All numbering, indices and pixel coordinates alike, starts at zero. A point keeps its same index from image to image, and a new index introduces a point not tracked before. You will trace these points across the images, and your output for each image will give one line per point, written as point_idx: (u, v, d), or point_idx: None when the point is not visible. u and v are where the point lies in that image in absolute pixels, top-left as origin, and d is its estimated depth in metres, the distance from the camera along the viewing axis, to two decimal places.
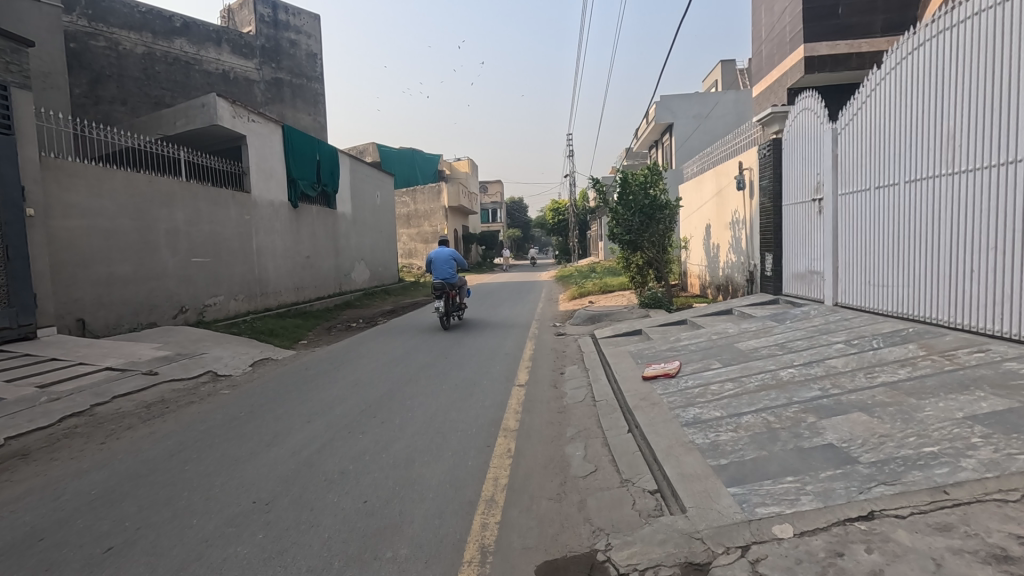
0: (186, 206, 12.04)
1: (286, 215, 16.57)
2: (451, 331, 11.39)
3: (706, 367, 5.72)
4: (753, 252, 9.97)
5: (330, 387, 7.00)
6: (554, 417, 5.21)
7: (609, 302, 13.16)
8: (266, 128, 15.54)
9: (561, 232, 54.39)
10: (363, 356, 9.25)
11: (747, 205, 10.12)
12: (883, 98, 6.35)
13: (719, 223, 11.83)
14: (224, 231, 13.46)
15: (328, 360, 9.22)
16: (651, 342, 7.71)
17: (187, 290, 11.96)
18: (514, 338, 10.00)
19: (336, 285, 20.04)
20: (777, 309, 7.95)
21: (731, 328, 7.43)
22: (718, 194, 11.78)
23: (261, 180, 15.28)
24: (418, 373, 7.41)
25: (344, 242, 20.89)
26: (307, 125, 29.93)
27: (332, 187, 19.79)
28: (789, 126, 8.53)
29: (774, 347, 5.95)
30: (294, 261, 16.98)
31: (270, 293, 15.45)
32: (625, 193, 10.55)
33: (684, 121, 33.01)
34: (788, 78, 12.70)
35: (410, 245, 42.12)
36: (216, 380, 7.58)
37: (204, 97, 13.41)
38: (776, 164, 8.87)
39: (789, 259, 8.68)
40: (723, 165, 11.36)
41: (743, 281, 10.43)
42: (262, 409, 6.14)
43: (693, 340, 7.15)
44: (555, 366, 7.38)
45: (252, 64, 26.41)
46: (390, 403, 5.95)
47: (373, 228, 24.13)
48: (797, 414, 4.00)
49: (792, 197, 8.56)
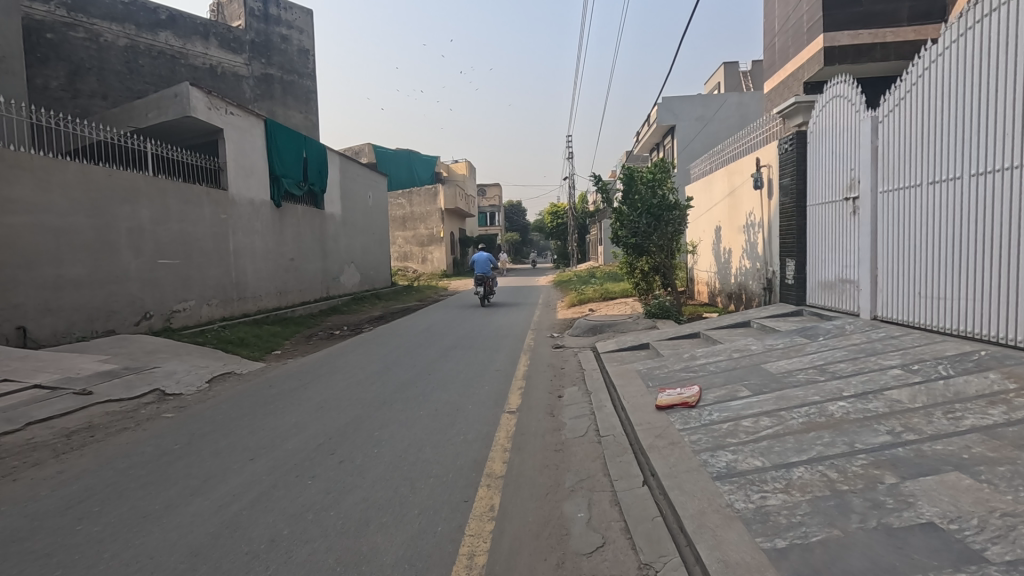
0: (152, 203, 11.08)
1: (267, 214, 15.62)
2: (439, 341, 10.45)
3: (732, 396, 4.76)
4: (770, 259, 9.05)
5: (290, 410, 6.05)
6: (549, 458, 4.25)
7: (611, 310, 12.21)
8: (247, 122, 14.60)
9: (559, 236, 53.53)
10: (338, 369, 8.30)
11: (764, 206, 9.19)
12: (934, 82, 5.45)
13: (732, 226, 10.93)
14: (197, 231, 12.50)
15: (298, 374, 8.26)
16: (661, 360, 6.76)
17: (152, 294, 10.99)
18: (508, 350, 9.06)
19: (323, 289, 19.07)
20: (805, 323, 7.01)
21: (754, 344, 6.46)
22: (731, 195, 10.87)
23: (240, 176, 14.33)
24: (395, 393, 6.47)
25: (332, 244, 19.94)
26: (298, 124, 29.02)
27: (319, 187, 18.85)
28: (816, 118, 7.63)
29: (812, 369, 4.99)
30: (276, 264, 16.02)
31: (249, 297, 14.48)
32: (631, 192, 9.50)
33: (686, 123, 32.24)
34: (805, 72, 11.82)
35: (409, 246, 40.90)
36: (163, 398, 6.62)
37: (177, 86, 12.46)
38: (801, 160, 7.96)
39: (814, 265, 7.75)
40: (738, 163, 10.43)
41: (759, 290, 9.50)
42: (205, 438, 5.17)
43: (711, 359, 6.19)
44: (551, 386, 6.43)
45: (241, 60, 25.52)
46: (354, 435, 4.99)
47: (364, 230, 23.19)
48: (869, 470, 3.04)
49: (819, 196, 7.65)
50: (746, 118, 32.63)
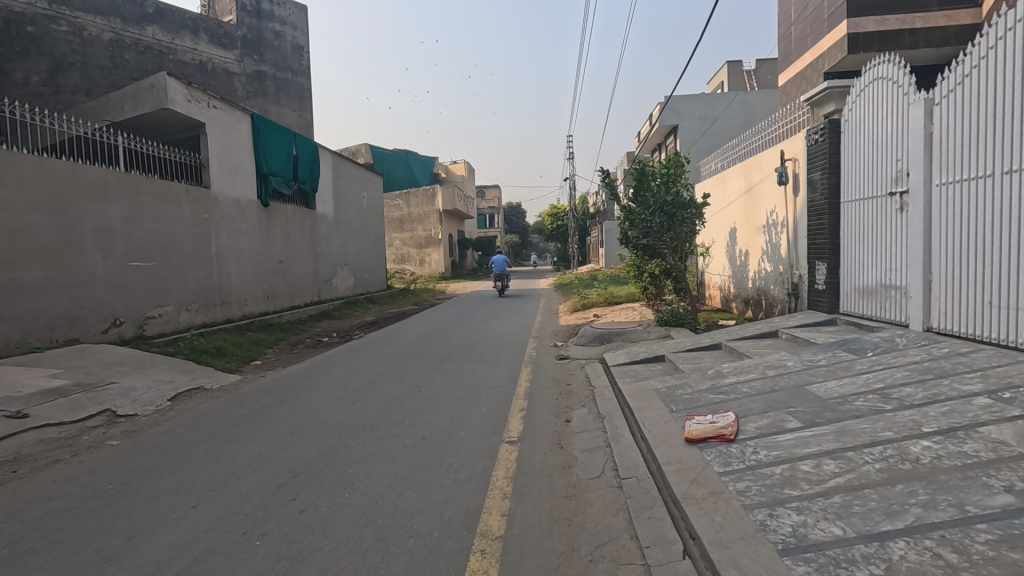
0: (123, 201, 10.28)
1: (254, 214, 14.80)
2: (433, 350, 9.63)
3: (779, 428, 3.94)
4: (796, 262, 8.24)
5: (256, 436, 5.23)
6: (560, 510, 3.44)
7: (618, 317, 11.40)
8: (231, 117, 13.79)
9: (559, 238, 52.77)
10: (320, 383, 7.51)
11: (788, 204, 8.38)
12: (1005, 56, 4.64)
13: (750, 227, 10.12)
14: (175, 231, 11.70)
15: (275, 387, 7.44)
16: (682, 378, 5.94)
17: (123, 299, 10.19)
18: (507, 362, 8.24)
19: (314, 293, 18.26)
20: (842, 335, 6.23)
21: (790, 360, 5.65)
22: (749, 193, 10.10)
23: (224, 174, 13.52)
24: (378, 415, 5.66)
25: (324, 246, 19.14)
26: (291, 122, 28.21)
27: (310, 186, 18.03)
28: (853, 104, 6.84)
29: (872, 394, 4.18)
30: (263, 267, 15.20)
31: (233, 302, 13.65)
32: (644, 188, 8.49)
33: (690, 123, 31.50)
34: (826, 61, 11.04)
35: (404, 249, 40.25)
36: (114, 421, 5.81)
37: (153, 77, 11.64)
38: (834, 152, 7.17)
39: (850, 268, 6.96)
40: (758, 158, 9.61)
41: (782, 295, 8.72)
42: (147, 475, 4.35)
43: (742, 378, 5.37)
44: (557, 408, 5.61)
45: (232, 56, 24.72)
46: (323, 473, 4.17)
47: (358, 232, 22.37)
48: (999, 553, 2.23)
49: (857, 192, 6.84)
50: (751, 118, 31.77)
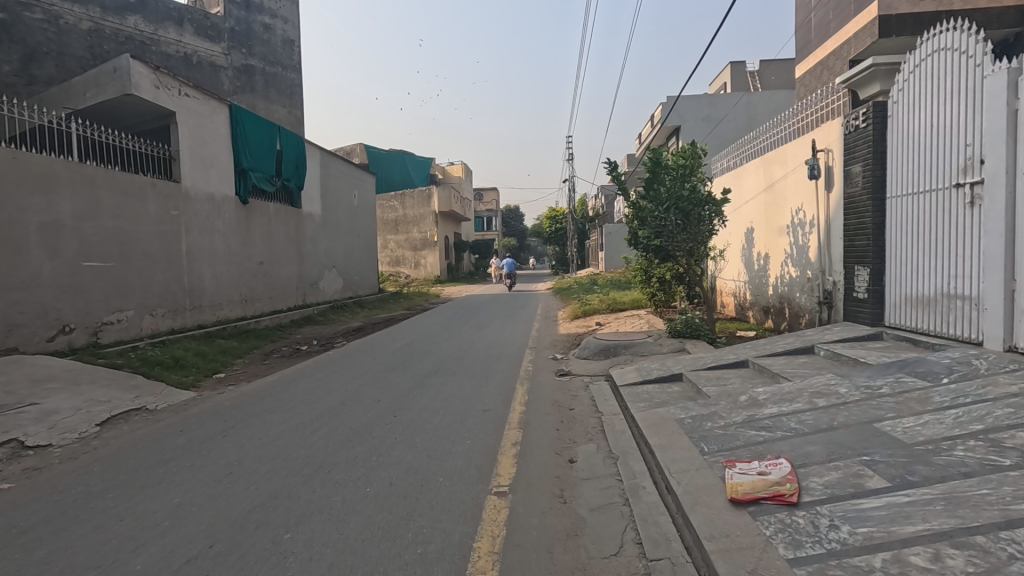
0: (75, 194, 9.28)
1: (231, 211, 13.77)
2: (417, 363, 8.60)
3: (858, 489, 2.94)
4: (829, 267, 7.26)
5: (183, 477, 4.21)
6: None
7: (624, 326, 10.39)
8: (205, 107, 12.77)
9: (557, 241, 51.80)
10: (283, 402, 6.49)
11: (819, 201, 7.41)
12: None
13: (770, 227, 9.16)
14: (139, 228, 10.69)
15: (230, 407, 6.42)
16: (708, 404, 4.94)
17: (73, 302, 9.18)
18: (500, 378, 7.22)
19: (298, 296, 17.22)
20: (898, 354, 5.23)
21: (841, 384, 4.65)
22: (770, 190, 9.13)
23: (197, 168, 12.50)
24: (339, 450, 4.64)
25: (310, 247, 18.12)
26: (281, 119, 26.62)
27: (295, 182, 17.04)
28: (907, 84, 5.89)
29: (974, 441, 3.19)
30: (241, 268, 14.17)
31: (206, 306, 12.62)
32: (658, 181, 7.47)
33: (692, 123, 30.57)
34: (854, 47, 10.13)
35: (399, 251, 39.15)
36: (19, 454, 4.80)
37: (116, 60, 10.62)
38: (881, 141, 6.21)
39: (900, 274, 6.00)
40: (781, 150, 8.64)
41: (812, 304, 7.73)
42: (20, 539, 3.32)
43: (786, 408, 4.37)
44: (557, 443, 4.60)
45: (219, 48, 23.80)
46: (250, 540, 3.16)
47: (348, 232, 21.34)
48: None
49: (910, 185, 5.87)
50: (755, 121, 30.79)
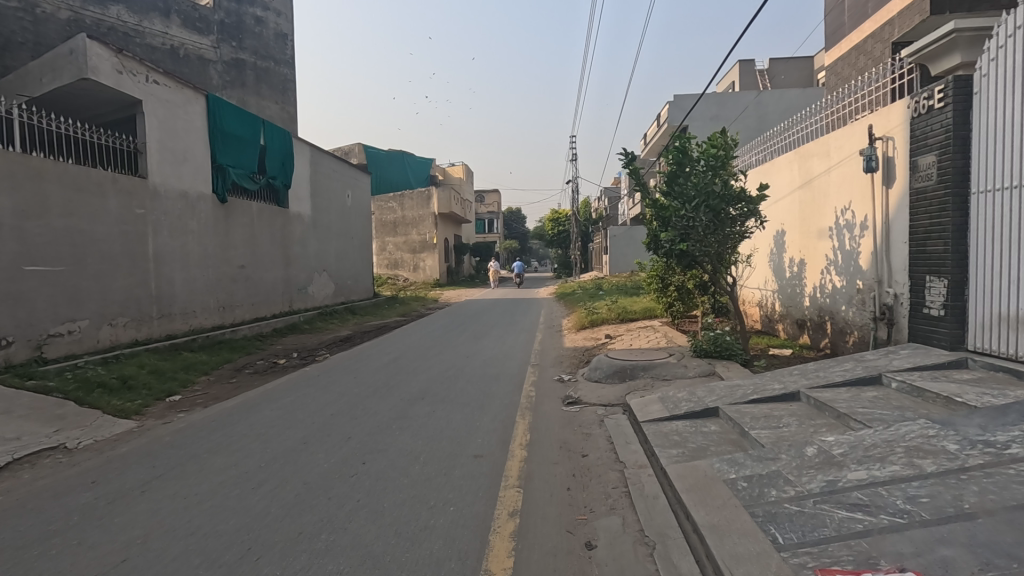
0: (16, 188, 8.21)
1: (208, 210, 12.68)
2: (402, 384, 7.48)
3: None
4: (886, 277, 6.13)
5: (58, 565, 3.09)
6: None
7: (638, 340, 9.24)
8: (177, 96, 11.71)
9: (560, 244, 50.60)
10: (233, 439, 5.36)
11: (873, 199, 6.29)
12: None
13: (806, 230, 8.03)
14: (97, 227, 9.62)
15: (167, 445, 5.28)
16: (765, 458, 3.80)
17: (11, 312, 8.10)
18: (496, 408, 6.08)
19: (284, 302, 16.10)
20: (1006, 391, 4.09)
21: (945, 437, 3.51)
22: (806, 188, 7.99)
23: (168, 162, 11.41)
24: (280, 521, 3.51)
25: (297, 249, 17.01)
26: (273, 116, 25.82)
27: (281, 181, 15.96)
28: (997, 55, 4.77)
29: None
30: (219, 272, 13.06)
31: (177, 314, 11.52)
32: (685, 174, 6.32)
33: (700, 123, 29.44)
34: (900, 27, 9.06)
35: (397, 254, 38.02)
36: None
37: (72, 40, 9.53)
38: (961, 125, 5.08)
39: (989, 287, 4.86)
40: (822, 140, 7.53)
41: (864, 319, 6.57)
42: None
43: (878, 473, 3.24)
44: (568, 516, 3.48)
45: (207, 41, 22.74)
46: None
47: (339, 234, 20.21)
48: None
49: (1002, 177, 4.74)
50: (765, 120, 29.62)
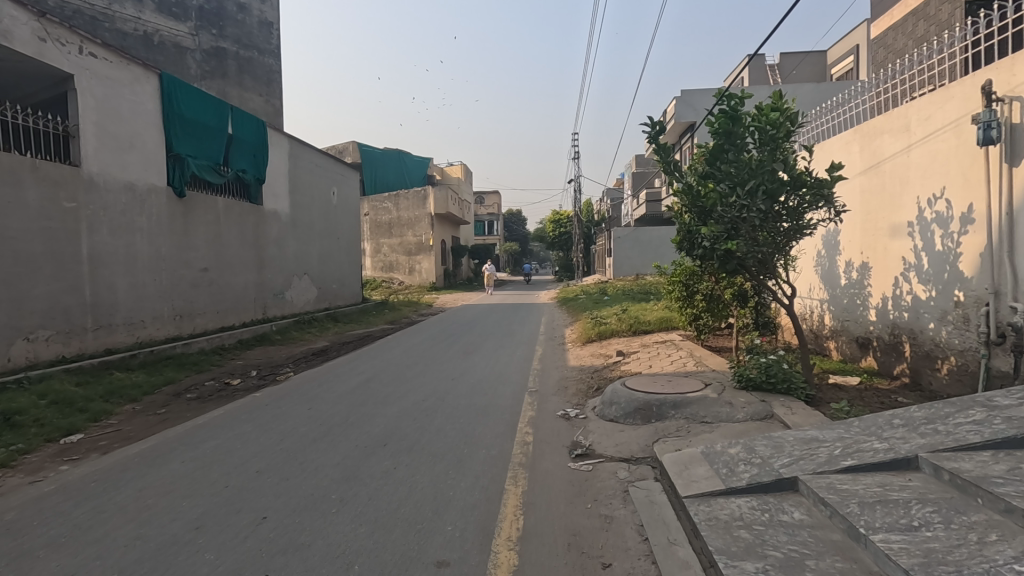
0: None
1: (161, 204, 11.10)
2: (364, 422, 5.87)
3: None
4: (1010, 288, 4.52)
5: None
6: None
7: (658, 361, 7.61)
8: (122, 74, 10.18)
9: (562, 246, 48.93)
10: (101, 517, 3.78)
11: (988, 183, 4.68)
12: None
13: (871, 226, 6.44)
14: (9, 223, 8.07)
15: (5, 526, 3.72)
16: None
17: None
18: (480, 466, 4.48)
19: (256, 309, 14.49)
20: None
21: None
22: (874, 173, 6.37)
23: (110, 149, 9.87)
24: None
25: (272, 250, 15.40)
26: (257, 109, 24.27)
27: (253, 175, 14.43)
28: None
29: None
30: (175, 276, 11.47)
31: (119, 325, 9.92)
32: (739, 147, 4.62)
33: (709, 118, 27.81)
34: None
35: (392, 256, 36.42)
36: None
37: None
38: None
39: None
40: (895, 112, 5.98)
41: (970, 345, 4.96)
42: None
43: None
44: None
45: (185, 28, 21.22)
46: None
47: (323, 234, 18.62)
48: None
49: None
50: None
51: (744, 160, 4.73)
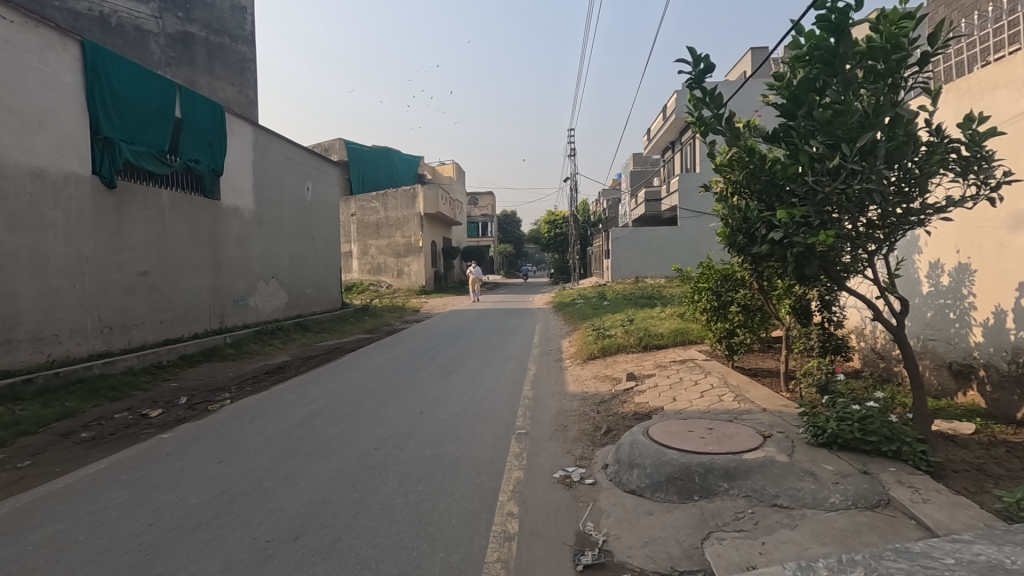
0: None
1: (84, 196, 9.35)
2: (281, 491, 4.15)
3: None
4: None
5: None
6: None
7: (686, 391, 5.91)
8: (29, 37, 8.45)
9: (558, 248, 47.30)
10: None
11: None
12: None
13: (978, 216, 4.80)
14: None
15: None
16: None
17: None
18: None
19: (211, 318, 12.73)
20: None
21: None
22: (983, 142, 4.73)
23: (11, 127, 8.14)
24: None
25: (232, 251, 13.63)
26: (230, 100, 22.49)
27: (207, 164, 12.67)
28: None
29: None
30: (103, 281, 9.71)
31: (20, 341, 8.19)
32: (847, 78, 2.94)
33: None
34: None
35: (379, 258, 34.61)
36: None
37: None
38: None
39: None
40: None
41: None
42: None
43: None
44: None
45: (146, 9, 19.43)
46: None
47: (295, 234, 16.85)
48: None
49: None
50: None
51: (852, 100, 3.06)
